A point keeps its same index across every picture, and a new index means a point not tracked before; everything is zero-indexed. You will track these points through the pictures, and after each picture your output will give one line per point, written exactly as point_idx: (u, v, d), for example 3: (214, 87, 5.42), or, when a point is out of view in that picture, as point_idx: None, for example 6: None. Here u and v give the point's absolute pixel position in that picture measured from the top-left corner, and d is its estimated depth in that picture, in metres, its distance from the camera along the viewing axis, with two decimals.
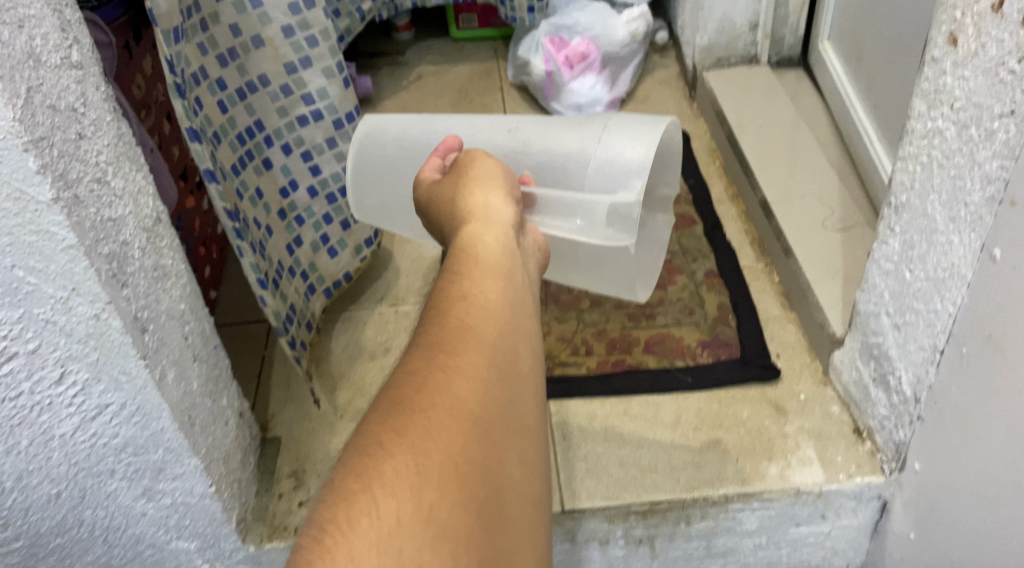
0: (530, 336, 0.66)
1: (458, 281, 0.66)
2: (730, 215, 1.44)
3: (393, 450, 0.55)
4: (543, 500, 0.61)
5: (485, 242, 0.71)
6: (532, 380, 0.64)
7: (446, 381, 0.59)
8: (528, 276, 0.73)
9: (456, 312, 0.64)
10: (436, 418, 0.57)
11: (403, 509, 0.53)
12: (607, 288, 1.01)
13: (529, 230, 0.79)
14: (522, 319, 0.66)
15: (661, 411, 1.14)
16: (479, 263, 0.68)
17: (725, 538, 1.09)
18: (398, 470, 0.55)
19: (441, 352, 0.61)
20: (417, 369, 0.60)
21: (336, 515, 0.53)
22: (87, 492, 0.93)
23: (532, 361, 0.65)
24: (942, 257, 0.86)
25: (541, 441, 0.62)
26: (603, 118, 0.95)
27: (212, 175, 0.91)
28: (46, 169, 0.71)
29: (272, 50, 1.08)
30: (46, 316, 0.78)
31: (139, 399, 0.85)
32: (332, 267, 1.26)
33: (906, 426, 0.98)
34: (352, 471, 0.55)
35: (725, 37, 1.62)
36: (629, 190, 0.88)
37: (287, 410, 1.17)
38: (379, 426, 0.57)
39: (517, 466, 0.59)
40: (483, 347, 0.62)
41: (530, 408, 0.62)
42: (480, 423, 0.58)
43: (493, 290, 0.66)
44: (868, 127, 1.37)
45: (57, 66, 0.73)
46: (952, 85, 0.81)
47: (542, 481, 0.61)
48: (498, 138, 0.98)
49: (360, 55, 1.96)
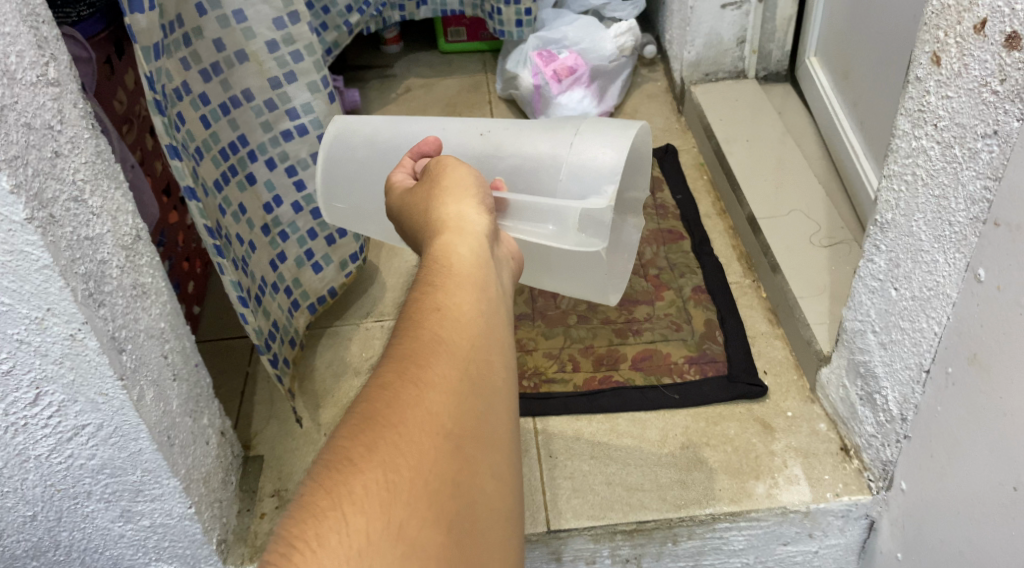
0: (505, 347, 0.65)
1: (431, 291, 0.65)
2: (718, 230, 1.43)
3: (363, 466, 0.55)
4: (516, 512, 0.60)
5: (459, 252, 0.68)
6: (506, 391, 0.63)
7: (418, 396, 0.58)
8: (504, 286, 0.71)
9: (429, 324, 0.62)
10: (408, 434, 0.56)
11: (372, 526, 0.53)
12: (579, 291, 1.00)
13: (503, 240, 0.76)
14: (497, 329, 0.65)
15: (648, 429, 1.13)
16: (453, 273, 0.66)
17: (712, 557, 1.08)
18: (368, 486, 0.54)
19: (413, 365, 0.60)
20: (389, 383, 0.59)
21: (305, 532, 0.53)
22: (64, 514, 0.92)
23: (506, 372, 0.64)
24: (928, 276, 0.85)
25: (515, 452, 0.62)
26: (576, 120, 0.93)
27: (192, 193, 0.89)
28: (20, 188, 0.70)
29: (257, 65, 1.07)
30: (20, 337, 0.76)
31: (117, 420, 0.84)
32: (317, 282, 1.25)
33: (893, 445, 0.97)
34: (322, 487, 0.55)
35: (712, 52, 1.62)
36: (600, 195, 0.87)
37: (270, 428, 1.16)
38: (349, 442, 0.56)
39: (488, 480, 0.58)
40: (456, 360, 0.61)
41: (504, 420, 0.61)
42: (452, 437, 0.57)
43: (468, 301, 0.64)
44: (855, 142, 1.37)
45: (33, 83, 0.72)
46: (935, 105, 0.80)
47: (515, 492, 0.60)
48: (470, 143, 0.96)
49: (348, 68, 1.96)
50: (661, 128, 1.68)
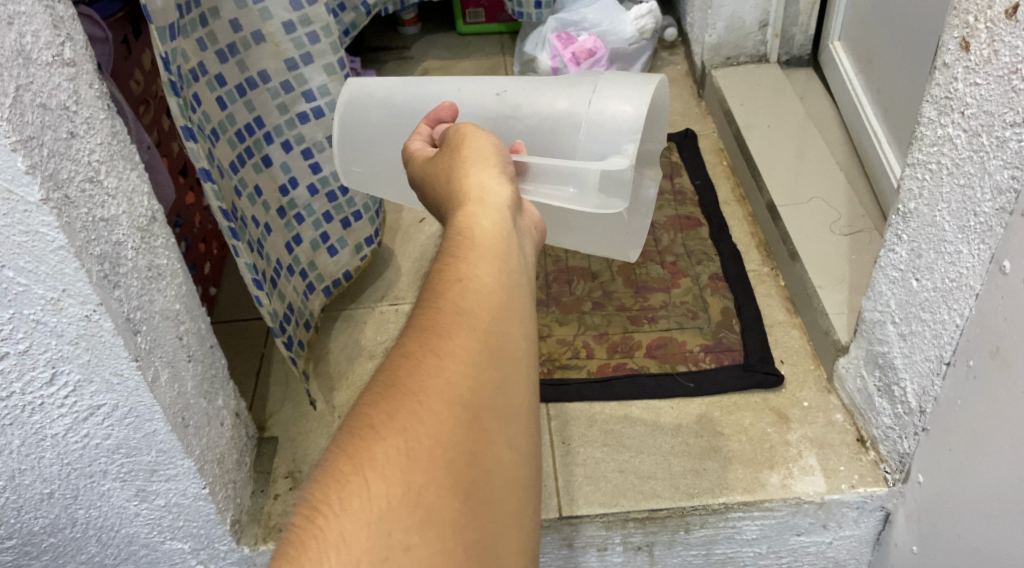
0: (526, 318, 0.64)
1: (453, 263, 0.64)
2: (737, 218, 1.42)
3: (384, 434, 0.55)
4: (535, 484, 0.59)
5: (482, 222, 0.68)
6: (528, 363, 0.62)
7: (438, 366, 0.58)
8: (528, 257, 0.70)
9: (451, 295, 0.62)
10: (428, 403, 0.56)
11: (392, 492, 0.53)
12: (597, 248, 1.00)
13: (527, 210, 0.75)
14: (519, 300, 0.64)
15: (662, 418, 1.12)
16: (475, 244, 0.66)
17: (724, 546, 1.08)
18: (388, 453, 0.54)
19: (433, 335, 0.60)
20: (410, 353, 0.59)
21: (329, 496, 0.54)
22: (81, 492, 0.93)
23: (527, 344, 0.63)
24: (950, 267, 0.84)
25: (534, 424, 0.61)
26: (593, 76, 0.91)
27: (207, 174, 0.89)
28: (35, 169, 0.70)
29: (272, 46, 1.07)
30: (36, 317, 0.77)
31: (131, 401, 0.84)
32: (333, 266, 1.24)
33: (910, 437, 0.96)
34: (345, 453, 0.55)
35: (734, 35, 1.60)
36: (622, 154, 0.86)
37: (285, 409, 1.17)
38: (371, 410, 0.56)
39: (506, 450, 0.57)
40: (475, 331, 0.60)
41: (524, 391, 0.61)
42: (470, 407, 0.57)
43: (489, 272, 0.64)
44: (877, 129, 1.35)
45: (49, 64, 0.72)
46: (963, 92, 0.78)
47: (534, 463, 0.59)
48: (485, 104, 0.94)
49: (366, 49, 1.95)
50: (680, 113, 1.66)
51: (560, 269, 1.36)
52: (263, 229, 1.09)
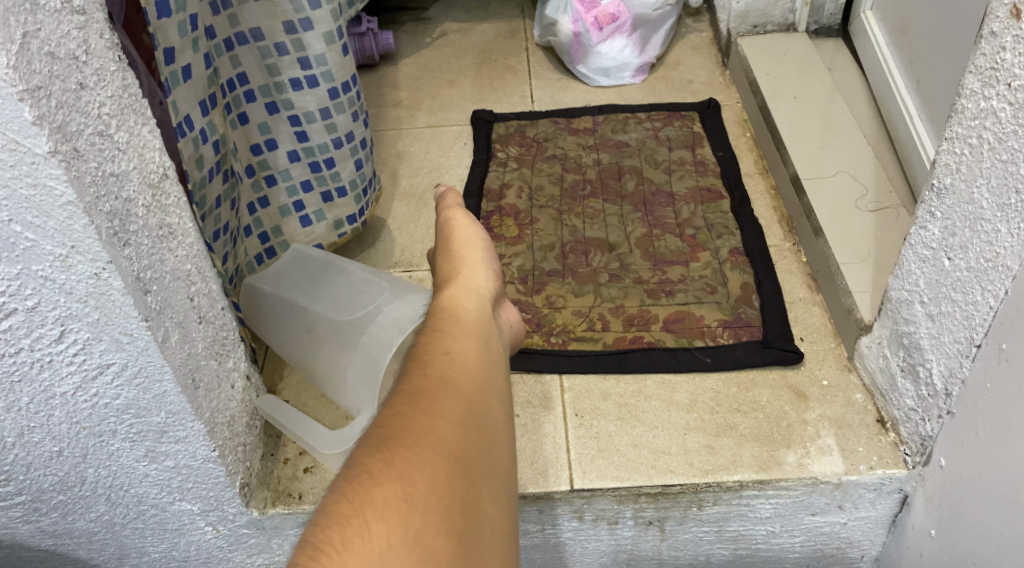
0: (502, 394, 0.73)
1: (441, 338, 0.75)
2: (759, 191, 1.38)
3: (382, 479, 0.62)
4: (515, 537, 0.66)
5: (466, 310, 0.80)
6: (504, 433, 0.71)
7: (429, 424, 0.66)
8: (503, 345, 0.82)
9: (438, 365, 0.71)
10: (421, 453, 0.64)
11: (391, 533, 0.59)
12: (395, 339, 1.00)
13: (501, 314, 0.89)
14: (495, 377, 0.74)
15: (678, 393, 1.11)
16: (461, 325, 0.77)
17: (737, 524, 1.06)
18: (387, 497, 0.61)
19: (423, 397, 0.68)
20: (402, 412, 0.66)
21: (331, 537, 0.59)
22: (90, 451, 0.91)
23: (504, 416, 0.72)
24: (986, 247, 0.81)
25: (511, 485, 0.69)
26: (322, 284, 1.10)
27: (181, 131, 0.95)
28: (43, 120, 0.68)
29: (270, 6, 1.02)
30: (45, 274, 0.75)
31: (141, 360, 0.83)
32: (301, 237, 1.20)
33: (933, 419, 0.94)
34: (344, 498, 0.61)
35: (762, 3, 1.55)
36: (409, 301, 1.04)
37: (296, 374, 1.15)
38: (368, 459, 0.63)
39: (493, 504, 0.65)
40: (462, 397, 0.69)
41: (503, 454, 0.69)
42: (460, 462, 0.65)
43: (471, 350, 0.74)
44: (908, 103, 1.32)
45: (57, 10, 0.69)
46: (1011, 63, 0.75)
47: (513, 518, 0.67)
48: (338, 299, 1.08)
49: (383, 9, 1.91)
50: (704, 82, 1.62)
51: (577, 239, 1.32)
52: (232, 189, 1.08)
